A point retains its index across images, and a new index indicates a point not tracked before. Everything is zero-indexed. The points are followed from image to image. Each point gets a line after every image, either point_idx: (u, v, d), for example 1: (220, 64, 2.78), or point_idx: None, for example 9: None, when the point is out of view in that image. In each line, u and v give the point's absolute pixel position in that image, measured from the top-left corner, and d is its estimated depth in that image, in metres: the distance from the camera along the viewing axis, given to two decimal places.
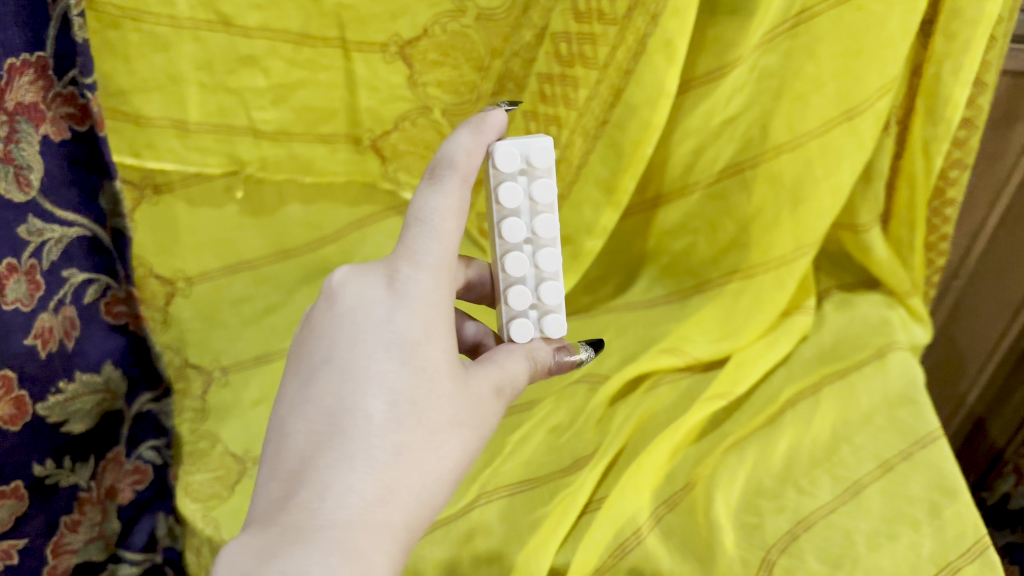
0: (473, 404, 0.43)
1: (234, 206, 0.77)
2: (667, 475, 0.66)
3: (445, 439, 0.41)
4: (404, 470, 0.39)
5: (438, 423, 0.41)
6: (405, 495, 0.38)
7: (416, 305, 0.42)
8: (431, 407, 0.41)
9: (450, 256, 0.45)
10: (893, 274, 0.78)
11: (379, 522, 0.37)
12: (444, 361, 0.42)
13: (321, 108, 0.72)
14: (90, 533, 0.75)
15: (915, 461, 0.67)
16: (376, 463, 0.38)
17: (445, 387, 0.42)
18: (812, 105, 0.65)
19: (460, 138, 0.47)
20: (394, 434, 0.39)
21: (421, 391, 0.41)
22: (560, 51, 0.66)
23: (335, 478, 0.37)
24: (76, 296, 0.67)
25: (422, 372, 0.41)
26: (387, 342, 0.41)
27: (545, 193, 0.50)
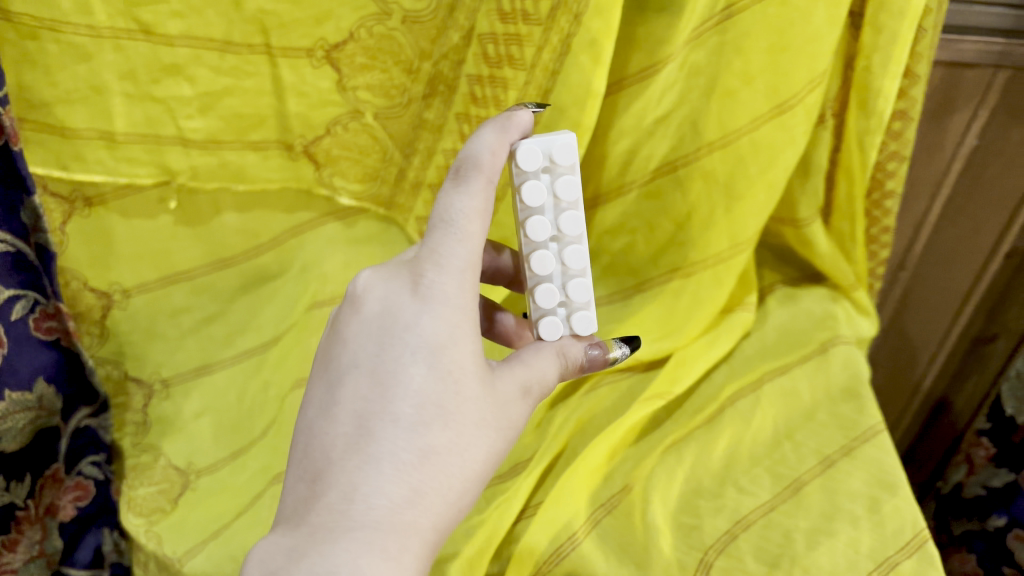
0: (502, 403, 0.43)
1: (168, 216, 0.76)
2: (605, 476, 0.65)
3: (474, 441, 0.41)
4: (434, 471, 0.39)
5: (465, 422, 0.41)
6: (435, 496, 0.39)
7: (443, 306, 0.42)
8: (460, 408, 0.41)
9: (478, 255, 0.44)
10: (836, 267, 0.78)
11: (408, 526, 0.37)
12: (473, 361, 0.42)
13: (250, 115, 0.71)
14: (28, 552, 0.74)
15: (855, 455, 0.67)
16: (408, 465, 0.38)
17: (474, 386, 0.42)
18: (741, 101, 0.64)
19: (485, 138, 0.46)
20: (419, 437, 0.39)
21: (450, 391, 0.40)
22: (488, 53, 0.65)
23: (362, 480, 0.38)
24: (3, 314, 0.65)
25: (449, 374, 0.41)
26: (415, 346, 0.41)
27: (570, 189, 0.48)
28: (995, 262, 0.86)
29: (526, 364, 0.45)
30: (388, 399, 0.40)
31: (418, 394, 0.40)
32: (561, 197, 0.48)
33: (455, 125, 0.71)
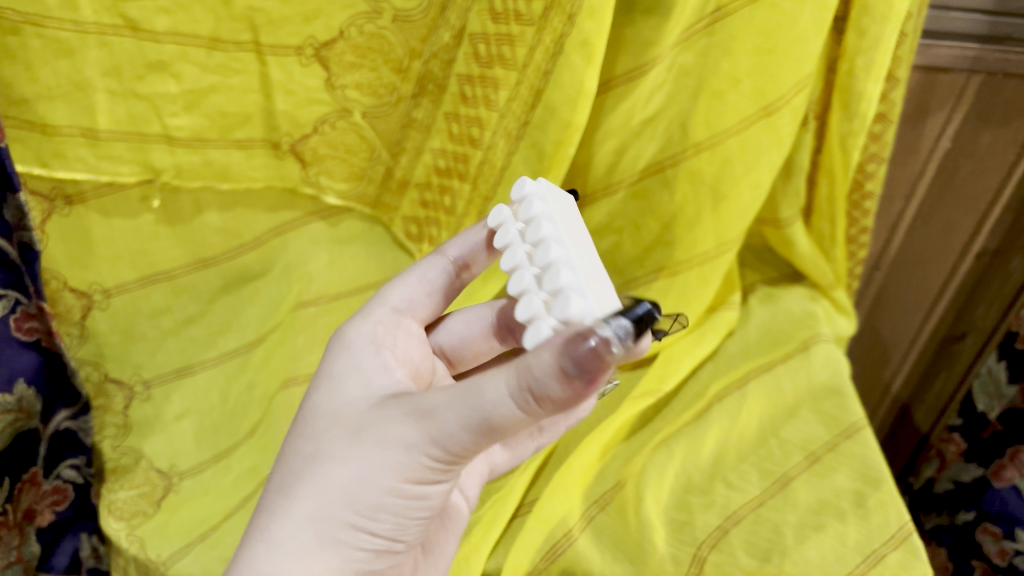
0: (377, 431, 0.41)
1: (149, 216, 0.74)
2: (597, 476, 0.65)
3: (347, 459, 0.41)
4: (276, 516, 0.41)
5: (318, 468, 0.42)
6: (272, 545, 0.40)
7: (323, 384, 0.48)
8: (323, 449, 0.43)
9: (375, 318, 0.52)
10: (815, 266, 0.79)
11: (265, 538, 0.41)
12: (346, 412, 0.45)
13: (235, 113, 0.70)
14: (7, 559, 0.71)
15: (839, 451, 0.68)
16: (283, 498, 0.42)
17: (341, 430, 0.43)
18: (728, 102, 0.65)
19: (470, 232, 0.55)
20: (276, 488, 0.44)
21: (319, 443, 0.44)
22: (479, 52, 0.66)
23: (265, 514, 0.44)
24: None
25: (311, 438, 0.45)
26: (304, 409, 0.48)
27: (528, 211, 0.46)
28: (968, 260, 0.88)
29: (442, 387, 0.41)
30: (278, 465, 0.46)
31: (305, 454, 0.44)
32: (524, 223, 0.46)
33: (445, 124, 0.72)
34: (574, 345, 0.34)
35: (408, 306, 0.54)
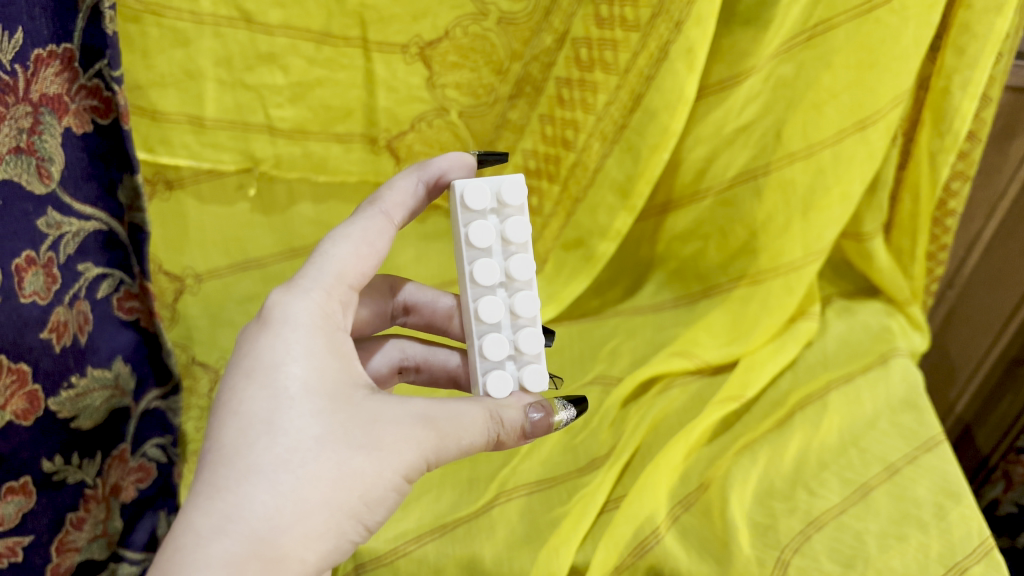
0: (388, 430, 0.40)
1: (245, 204, 0.78)
2: (682, 475, 0.66)
3: (373, 455, 0.39)
4: (276, 497, 0.36)
5: (327, 452, 0.38)
6: (277, 531, 0.36)
7: (291, 344, 0.41)
8: (324, 430, 0.39)
9: (327, 281, 0.45)
10: (893, 282, 0.80)
11: (281, 528, 0.36)
12: (333, 390, 0.40)
13: (338, 107, 0.72)
14: (92, 531, 0.72)
15: (919, 463, 0.68)
16: (292, 485, 0.37)
17: (336, 414, 0.40)
18: (826, 115, 0.66)
19: (402, 183, 0.53)
20: (258, 462, 0.37)
21: (314, 420, 0.39)
22: (580, 56, 0.68)
23: (248, 494, 0.36)
24: (90, 292, 0.67)
25: (290, 408, 0.39)
26: (260, 369, 0.40)
27: (519, 233, 0.50)
28: None
29: (439, 406, 0.43)
30: (234, 430, 0.38)
31: (292, 427, 0.38)
32: (511, 237, 0.50)
33: (539, 125, 0.73)
34: (539, 411, 0.47)
35: (354, 277, 0.47)
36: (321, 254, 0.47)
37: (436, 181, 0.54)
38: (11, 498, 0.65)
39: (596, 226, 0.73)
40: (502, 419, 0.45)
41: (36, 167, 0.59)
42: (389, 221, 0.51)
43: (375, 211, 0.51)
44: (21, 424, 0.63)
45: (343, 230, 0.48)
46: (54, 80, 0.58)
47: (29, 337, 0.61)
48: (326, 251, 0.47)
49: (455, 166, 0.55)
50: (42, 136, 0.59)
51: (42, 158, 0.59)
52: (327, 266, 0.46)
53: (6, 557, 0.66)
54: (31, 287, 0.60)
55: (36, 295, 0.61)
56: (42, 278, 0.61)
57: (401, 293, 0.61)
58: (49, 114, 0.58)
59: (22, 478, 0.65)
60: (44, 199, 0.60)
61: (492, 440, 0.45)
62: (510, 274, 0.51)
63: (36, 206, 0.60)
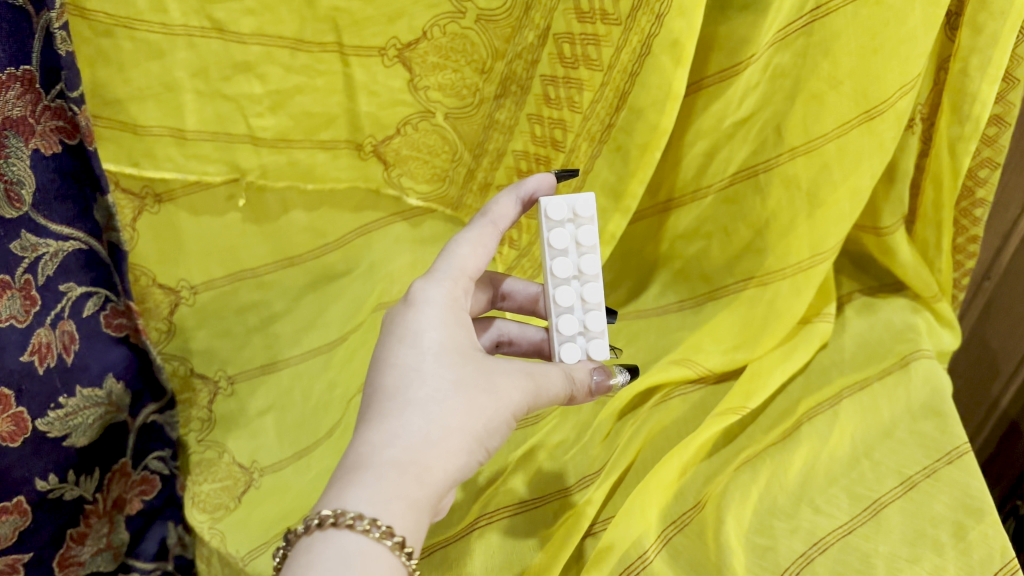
0: (501, 380, 0.48)
1: (236, 214, 0.75)
2: (677, 492, 0.63)
3: (495, 395, 0.47)
4: (426, 422, 0.44)
5: (461, 389, 0.46)
6: (428, 445, 0.44)
7: (429, 311, 0.49)
8: (457, 376, 0.47)
9: (458, 267, 0.53)
10: (917, 277, 0.75)
11: (434, 445, 0.44)
12: (462, 347, 0.48)
13: (320, 113, 0.70)
14: (96, 545, 0.74)
15: (938, 477, 0.64)
16: (439, 413, 0.45)
17: (466, 364, 0.48)
18: (828, 105, 0.62)
19: (503, 201, 0.56)
20: (411, 398, 0.45)
21: (450, 370, 0.47)
22: (563, 52, 0.64)
23: (407, 420, 0.44)
24: (75, 310, 0.67)
25: (432, 359, 0.47)
26: (405, 332, 0.48)
27: (590, 237, 0.55)
28: None
29: (536, 367, 0.50)
30: (388, 377, 0.46)
31: (436, 372, 0.46)
32: (583, 241, 0.55)
33: (527, 125, 0.69)
34: (603, 373, 0.54)
35: (474, 272, 0.54)
36: (444, 251, 0.53)
37: (529, 200, 0.57)
38: (5, 517, 0.66)
39: None
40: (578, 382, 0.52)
41: (4, 191, 0.58)
42: (496, 230, 0.55)
43: (483, 219, 0.55)
44: (8, 445, 0.64)
45: (464, 234, 0.54)
46: (17, 103, 0.57)
47: (9, 360, 0.61)
48: (449, 252, 0.53)
49: (542, 186, 0.57)
50: (9, 159, 0.58)
51: (11, 182, 0.59)
52: (451, 263, 0.52)
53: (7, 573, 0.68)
54: (6, 311, 0.60)
55: (13, 318, 0.61)
56: (19, 301, 0.61)
57: (500, 283, 0.62)
58: (14, 137, 0.58)
59: (16, 497, 0.66)
60: (16, 224, 0.60)
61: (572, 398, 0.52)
62: (581, 269, 0.55)
63: (7, 231, 0.59)
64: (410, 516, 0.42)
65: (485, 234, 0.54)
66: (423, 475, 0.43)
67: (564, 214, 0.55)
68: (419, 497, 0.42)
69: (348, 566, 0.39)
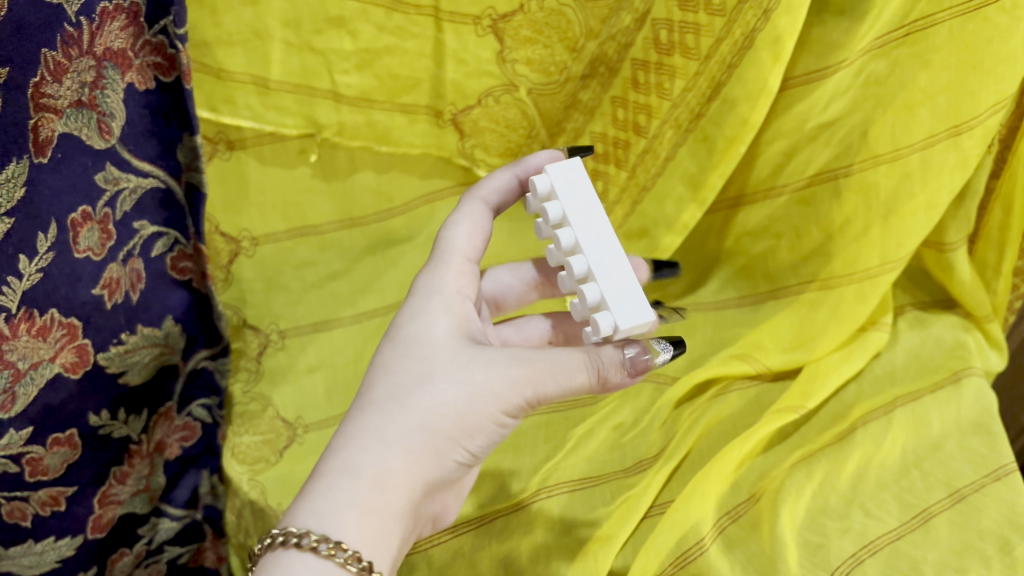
0: (481, 370, 0.44)
1: (306, 169, 0.76)
2: (732, 484, 0.63)
3: (470, 386, 0.44)
4: (387, 419, 0.43)
5: (430, 382, 0.44)
6: (384, 442, 0.42)
7: (417, 310, 0.48)
8: (424, 368, 0.45)
9: (456, 253, 0.51)
10: (973, 296, 0.75)
11: (391, 442, 0.42)
12: (443, 334, 0.46)
13: (405, 76, 0.70)
14: (136, 486, 0.74)
15: (987, 492, 0.64)
16: (400, 409, 0.43)
17: (443, 353, 0.45)
18: (917, 117, 0.62)
19: (496, 180, 0.55)
20: (378, 398, 0.45)
21: (423, 364, 0.45)
22: (660, 38, 0.64)
23: (369, 419, 0.43)
24: (145, 249, 0.66)
25: (409, 352, 0.46)
26: (393, 330, 0.48)
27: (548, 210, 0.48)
28: None
29: (539, 351, 0.45)
30: (371, 376, 0.47)
31: (408, 368, 0.45)
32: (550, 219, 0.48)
33: (609, 108, 0.70)
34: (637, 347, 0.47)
35: (471, 253, 0.52)
36: (443, 235, 0.52)
37: (527, 181, 0.55)
38: (56, 450, 0.65)
39: (662, 217, 0.69)
40: (607, 364, 0.46)
41: (96, 122, 0.58)
42: (486, 208, 0.54)
43: (472, 200, 0.54)
44: (69, 377, 0.63)
45: (456, 214, 0.54)
46: (119, 34, 0.58)
47: (81, 292, 0.61)
48: (445, 236, 0.52)
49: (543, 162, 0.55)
50: (105, 90, 0.58)
51: (103, 113, 0.59)
52: (448, 244, 0.52)
53: (48, 505, 0.67)
54: (84, 243, 0.60)
55: (90, 250, 0.61)
56: (97, 234, 0.61)
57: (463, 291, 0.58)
58: (112, 69, 0.58)
59: (68, 430, 0.66)
60: (103, 154, 0.60)
61: (601, 381, 0.46)
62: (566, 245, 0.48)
63: (95, 160, 0.59)
64: (357, 518, 0.40)
65: (476, 214, 0.53)
66: (376, 475, 0.42)
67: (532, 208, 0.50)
68: (371, 499, 0.41)
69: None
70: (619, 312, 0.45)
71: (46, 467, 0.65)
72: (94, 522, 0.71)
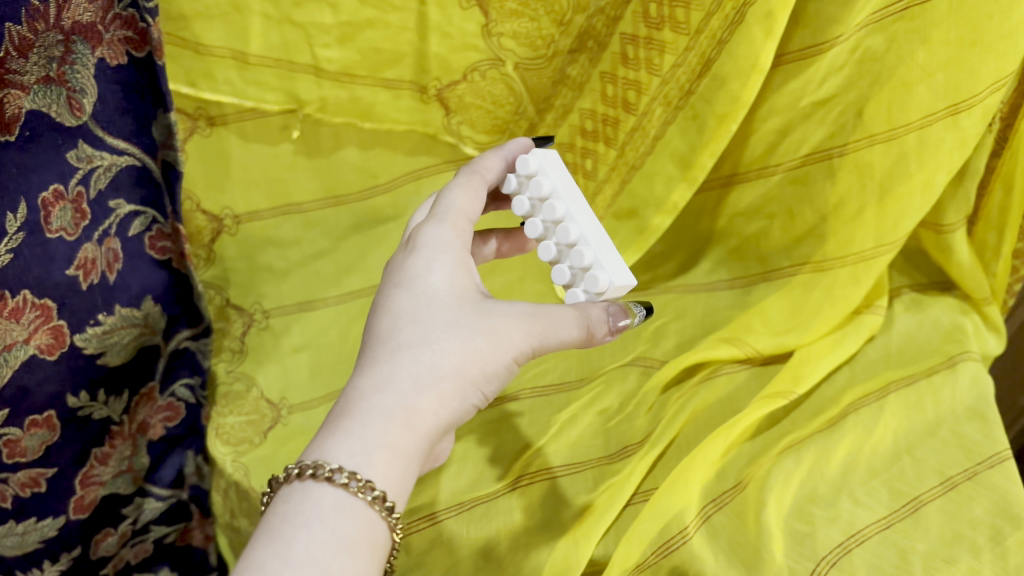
0: (504, 324, 0.45)
1: (289, 146, 0.74)
2: (718, 471, 0.62)
3: (497, 337, 0.44)
4: (418, 366, 0.42)
5: (458, 332, 0.44)
6: (418, 390, 0.42)
7: (428, 253, 0.46)
8: (450, 317, 0.44)
9: (466, 211, 0.49)
10: (972, 279, 0.74)
11: (424, 389, 0.42)
12: (461, 287, 0.46)
13: (388, 50, 0.68)
14: (118, 467, 0.74)
15: (979, 481, 0.63)
16: (430, 358, 0.43)
17: (465, 305, 0.45)
18: (915, 95, 0.60)
19: (490, 156, 0.53)
20: (402, 344, 0.43)
21: (448, 313, 0.44)
22: (649, 12, 0.62)
23: (398, 366, 0.42)
24: (121, 228, 0.65)
25: (430, 301, 0.45)
26: (404, 277, 0.46)
27: (536, 186, 0.52)
28: None
29: (544, 308, 0.47)
30: (383, 323, 0.45)
31: (433, 317, 0.44)
32: (536, 196, 0.52)
33: (598, 83, 0.68)
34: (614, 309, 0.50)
35: (472, 213, 0.50)
36: (446, 190, 0.50)
37: (513, 160, 0.54)
38: (35, 432, 0.65)
39: (651, 196, 0.68)
40: (593, 320, 0.48)
41: (66, 99, 0.57)
42: (483, 177, 0.52)
43: (470, 167, 0.52)
44: (46, 358, 0.62)
45: (454, 181, 0.51)
46: (88, 7, 0.56)
47: (54, 273, 0.60)
48: (443, 197, 0.50)
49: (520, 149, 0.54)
50: (75, 66, 0.56)
51: (74, 89, 0.57)
52: (449, 204, 0.49)
53: (29, 487, 0.67)
54: (56, 223, 0.59)
55: (62, 231, 0.59)
56: (70, 213, 0.60)
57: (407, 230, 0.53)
58: (81, 43, 0.56)
59: (46, 412, 0.65)
60: (74, 132, 0.58)
61: (591, 337, 0.48)
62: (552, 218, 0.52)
63: (66, 139, 0.58)
64: (393, 463, 0.40)
65: (477, 185, 0.50)
66: (411, 421, 0.41)
67: (512, 185, 0.53)
68: (406, 445, 0.41)
69: (322, 522, 0.38)
70: (610, 271, 0.49)
71: (24, 449, 0.65)
72: (76, 502, 0.71)
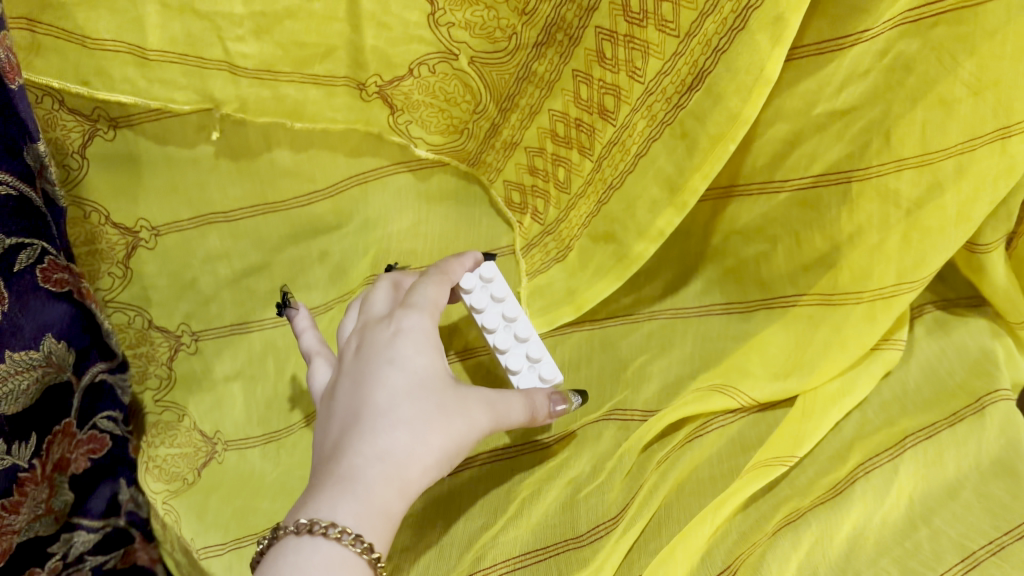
0: (482, 410, 0.44)
1: (209, 147, 0.61)
2: (705, 555, 0.53)
3: (477, 422, 0.43)
4: (414, 442, 0.41)
5: (446, 413, 0.42)
6: (411, 466, 0.40)
7: (413, 335, 0.44)
8: (441, 400, 0.43)
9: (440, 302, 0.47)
10: (1009, 301, 0.63)
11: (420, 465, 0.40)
12: (444, 371, 0.44)
13: (315, 44, 0.57)
14: (34, 512, 0.61)
15: (1006, 556, 0.53)
16: (425, 437, 0.41)
17: (451, 388, 0.43)
18: (956, 115, 0.48)
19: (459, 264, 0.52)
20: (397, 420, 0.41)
21: (438, 394, 0.43)
22: (631, 7, 0.50)
23: (396, 441, 0.40)
24: (6, 265, 0.53)
25: (421, 381, 0.43)
26: (391, 353, 0.44)
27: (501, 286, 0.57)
28: None
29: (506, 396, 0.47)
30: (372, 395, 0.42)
31: (428, 395, 0.42)
32: (496, 295, 0.57)
33: (571, 83, 0.57)
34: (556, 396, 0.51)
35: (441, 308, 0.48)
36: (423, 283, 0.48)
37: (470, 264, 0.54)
38: None
39: (631, 219, 0.57)
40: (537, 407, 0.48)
41: None
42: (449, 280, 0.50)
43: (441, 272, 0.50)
44: None
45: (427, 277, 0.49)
46: None
47: None
48: (417, 288, 0.48)
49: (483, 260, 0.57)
50: None
51: None
52: (425, 295, 0.47)
53: None
54: None
55: None
56: None
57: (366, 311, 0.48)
58: None
59: None
60: None
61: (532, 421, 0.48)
62: (508, 315, 0.57)
63: None
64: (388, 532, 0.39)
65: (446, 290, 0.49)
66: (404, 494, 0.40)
67: (470, 282, 0.56)
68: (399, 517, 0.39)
69: None
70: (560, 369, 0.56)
71: None
72: None
